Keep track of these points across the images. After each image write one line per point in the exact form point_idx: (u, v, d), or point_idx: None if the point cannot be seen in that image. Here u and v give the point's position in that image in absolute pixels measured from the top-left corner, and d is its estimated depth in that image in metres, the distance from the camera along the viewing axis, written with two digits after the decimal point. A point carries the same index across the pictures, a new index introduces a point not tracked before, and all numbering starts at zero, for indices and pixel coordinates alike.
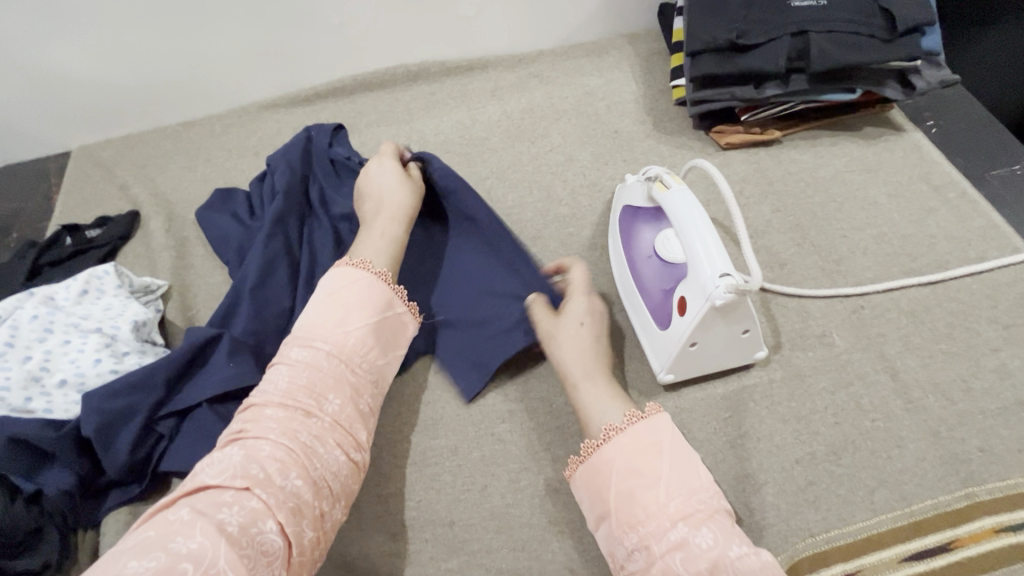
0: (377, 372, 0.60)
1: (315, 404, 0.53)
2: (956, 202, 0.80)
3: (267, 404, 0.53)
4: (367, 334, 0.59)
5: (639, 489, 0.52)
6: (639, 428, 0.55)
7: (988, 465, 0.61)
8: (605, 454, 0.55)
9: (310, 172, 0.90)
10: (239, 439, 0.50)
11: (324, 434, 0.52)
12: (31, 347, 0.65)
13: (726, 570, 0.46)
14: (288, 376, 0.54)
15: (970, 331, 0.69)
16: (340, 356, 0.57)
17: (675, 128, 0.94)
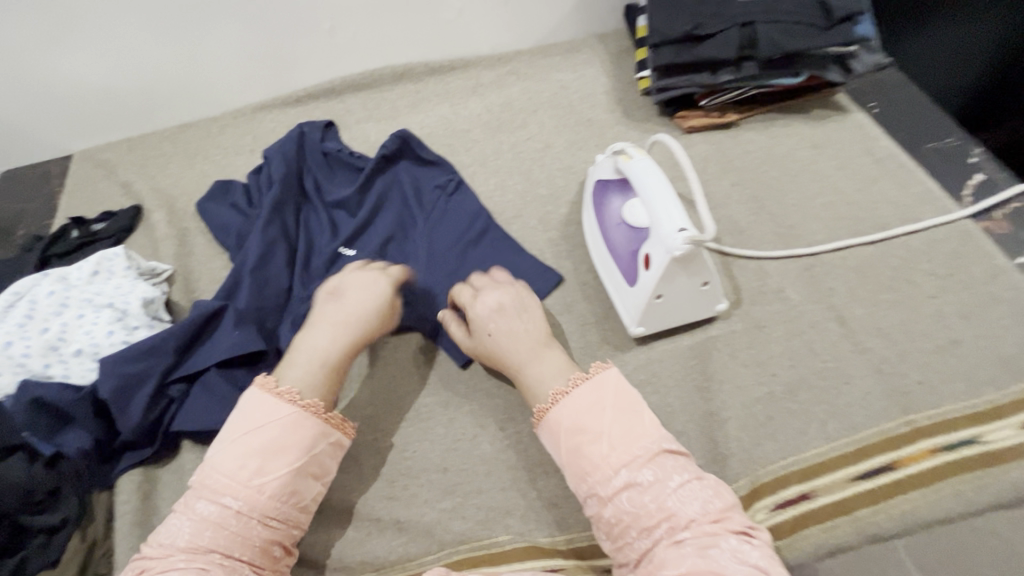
0: (325, 452, 0.61)
1: (255, 495, 0.56)
2: (896, 172, 0.88)
3: (213, 489, 0.56)
4: (311, 424, 0.60)
5: (587, 446, 0.57)
6: (582, 390, 0.61)
7: (926, 395, 0.68)
8: (553, 416, 0.60)
9: (304, 164, 0.96)
10: (191, 513, 0.55)
11: (265, 519, 0.56)
12: (49, 320, 0.70)
13: (668, 501, 0.53)
14: (229, 465, 0.56)
15: (909, 282, 0.77)
16: (280, 453, 0.58)
17: (642, 115, 1.02)
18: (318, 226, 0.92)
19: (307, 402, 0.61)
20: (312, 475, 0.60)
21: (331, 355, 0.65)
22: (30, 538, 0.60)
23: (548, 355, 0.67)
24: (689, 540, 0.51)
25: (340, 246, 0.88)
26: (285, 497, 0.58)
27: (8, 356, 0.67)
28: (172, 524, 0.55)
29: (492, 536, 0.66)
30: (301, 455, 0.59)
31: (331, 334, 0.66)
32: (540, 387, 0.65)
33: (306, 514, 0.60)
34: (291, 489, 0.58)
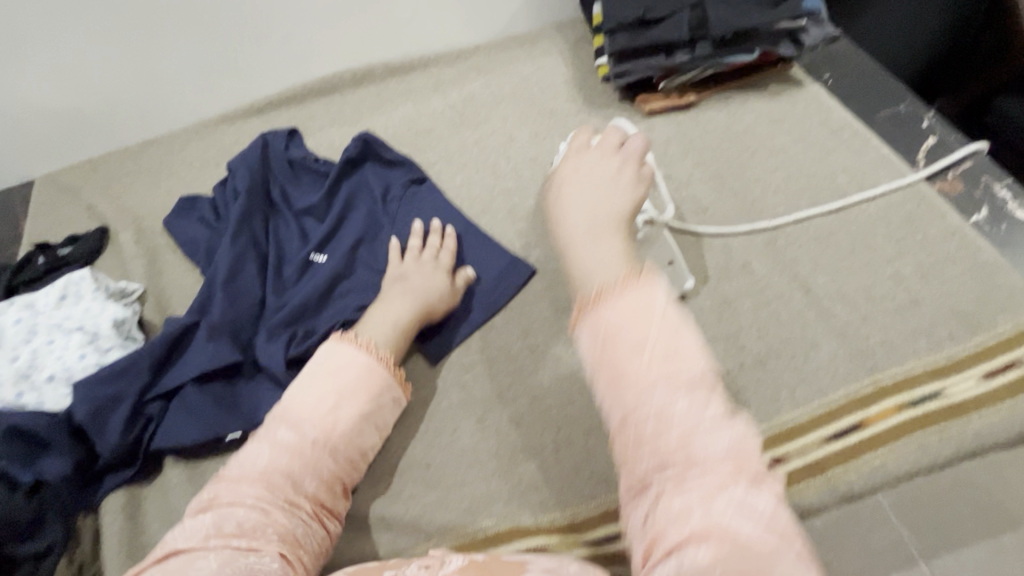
0: (387, 403, 0.68)
1: (331, 427, 0.62)
2: (851, 141, 0.90)
3: (292, 418, 0.62)
4: (382, 371, 0.67)
5: (617, 347, 0.46)
6: (632, 298, 0.47)
7: (889, 355, 0.70)
8: (598, 310, 0.48)
9: (269, 173, 0.95)
10: (270, 438, 0.60)
11: (336, 452, 0.62)
12: (18, 347, 0.70)
13: (693, 444, 0.43)
14: (315, 403, 0.63)
15: (869, 247, 0.79)
16: (354, 394, 0.65)
17: (603, 102, 1.03)
18: (288, 235, 0.91)
19: (343, 399, 0.64)
20: (377, 424, 0.67)
21: (401, 319, 0.74)
22: (22, 563, 0.63)
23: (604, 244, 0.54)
24: (707, 500, 0.41)
25: (311, 253, 0.88)
26: (357, 436, 0.64)
27: None
28: (249, 451, 0.60)
29: (477, 524, 0.68)
30: (367, 397, 0.66)
31: (403, 305, 0.76)
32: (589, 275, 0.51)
33: (366, 456, 0.66)
34: (363, 424, 0.65)
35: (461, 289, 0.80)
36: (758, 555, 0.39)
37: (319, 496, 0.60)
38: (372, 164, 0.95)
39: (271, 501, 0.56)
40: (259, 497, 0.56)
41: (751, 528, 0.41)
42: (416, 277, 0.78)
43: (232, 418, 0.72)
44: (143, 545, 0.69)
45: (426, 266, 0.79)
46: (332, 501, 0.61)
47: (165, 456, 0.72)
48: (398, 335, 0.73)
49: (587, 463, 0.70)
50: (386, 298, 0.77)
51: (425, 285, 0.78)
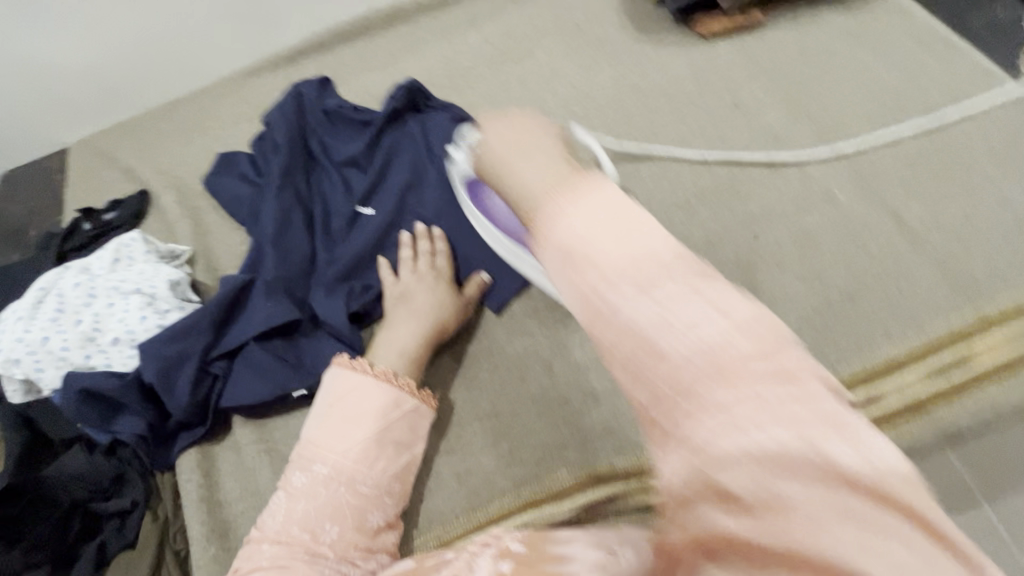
0: (404, 418, 0.63)
1: (342, 459, 0.59)
2: (943, 52, 0.81)
3: (306, 459, 0.59)
4: (388, 387, 0.63)
5: (591, 273, 0.28)
6: (629, 226, 0.29)
7: (995, 285, 0.65)
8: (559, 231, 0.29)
9: (306, 125, 0.91)
10: (288, 487, 0.58)
11: (356, 482, 0.58)
12: (80, 311, 0.69)
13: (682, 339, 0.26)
14: (326, 437, 0.60)
15: (968, 169, 0.72)
16: (360, 420, 0.61)
17: (657, 27, 0.94)
18: (332, 189, 0.88)
19: (349, 426, 0.60)
20: (398, 443, 0.62)
21: (409, 345, 0.68)
22: (107, 522, 0.65)
23: (545, 158, 0.33)
24: (720, 406, 0.25)
25: (357, 206, 0.84)
26: (375, 463, 0.60)
27: (48, 352, 0.66)
28: (275, 504, 0.59)
29: (552, 474, 0.65)
30: (378, 422, 0.61)
31: (408, 330, 0.70)
32: (539, 187, 0.32)
33: (401, 481, 0.62)
34: (379, 447, 0.60)
35: (472, 296, 0.74)
36: (837, 492, 0.23)
37: (347, 538, 0.56)
38: (414, 115, 0.90)
39: (294, 555, 0.54)
40: (281, 557, 0.54)
41: (788, 442, 0.24)
42: (421, 297, 0.72)
43: (296, 374, 0.71)
44: (219, 504, 0.69)
45: (428, 281, 0.73)
46: (369, 539, 0.58)
47: (234, 413, 0.72)
48: (412, 361, 0.68)
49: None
50: (392, 322, 0.71)
51: (431, 302, 0.72)
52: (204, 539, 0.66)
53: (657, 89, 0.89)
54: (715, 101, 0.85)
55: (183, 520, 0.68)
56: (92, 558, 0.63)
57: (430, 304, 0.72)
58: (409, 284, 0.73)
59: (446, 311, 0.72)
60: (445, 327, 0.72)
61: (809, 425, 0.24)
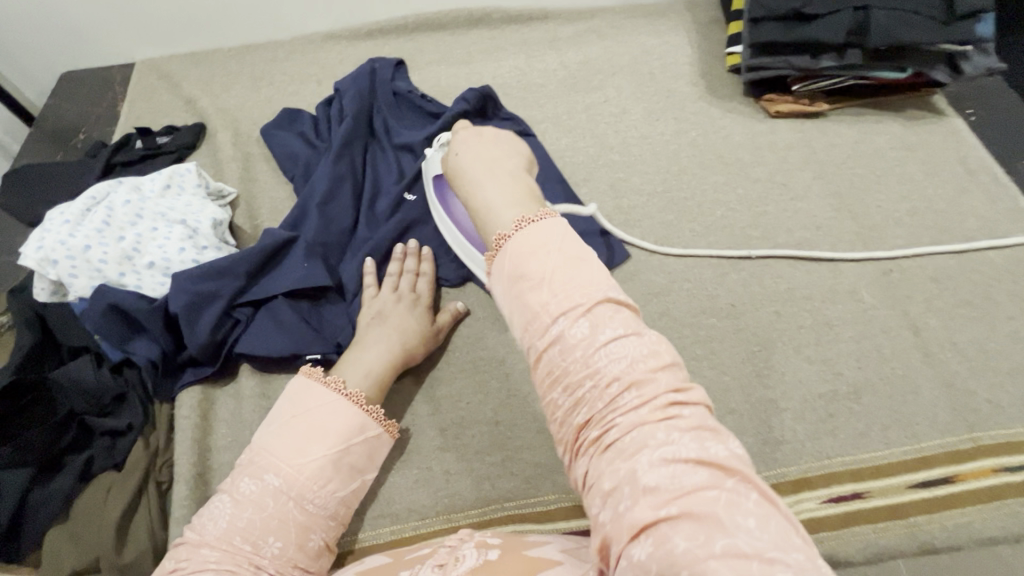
0: (364, 444, 0.64)
1: (297, 474, 0.59)
2: (988, 185, 0.85)
3: (257, 467, 0.59)
4: (358, 410, 0.64)
5: (538, 310, 0.40)
6: (556, 252, 0.41)
7: (995, 415, 0.67)
8: (525, 270, 0.41)
9: (375, 102, 0.94)
10: (234, 493, 0.57)
11: (304, 499, 0.59)
12: (123, 229, 0.70)
13: (579, 332, 0.38)
14: (281, 448, 0.60)
15: (990, 300, 0.75)
16: (322, 439, 0.61)
17: (726, 93, 0.98)
18: (385, 167, 0.90)
19: (314, 440, 0.61)
20: (353, 467, 0.63)
21: (376, 368, 0.68)
22: (98, 437, 0.65)
23: (522, 201, 0.45)
24: (652, 480, 0.33)
25: (405, 190, 0.86)
26: (327, 485, 0.60)
27: (86, 262, 0.67)
28: (215, 507, 0.57)
29: (539, 494, 0.66)
30: (340, 443, 0.62)
31: (378, 354, 0.69)
32: (507, 226, 0.44)
33: (345, 506, 0.63)
34: (335, 470, 0.61)
35: (445, 325, 0.76)
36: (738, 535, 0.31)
37: (288, 554, 0.57)
38: (480, 120, 0.93)
39: (236, 560, 0.54)
40: (223, 561, 0.54)
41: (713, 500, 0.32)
42: (397, 319, 0.73)
43: (315, 338, 0.72)
44: (210, 448, 0.69)
45: (405, 302, 0.74)
46: (307, 558, 0.59)
47: (245, 362, 0.72)
48: (383, 381, 0.69)
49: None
50: (363, 341, 0.71)
51: (405, 326, 0.73)
52: (188, 478, 0.66)
53: (714, 152, 0.92)
54: (768, 176, 0.89)
55: (171, 454, 0.69)
56: (77, 470, 0.62)
57: (406, 329, 0.72)
58: (382, 304, 0.74)
59: (421, 340, 0.73)
60: (414, 355, 0.72)
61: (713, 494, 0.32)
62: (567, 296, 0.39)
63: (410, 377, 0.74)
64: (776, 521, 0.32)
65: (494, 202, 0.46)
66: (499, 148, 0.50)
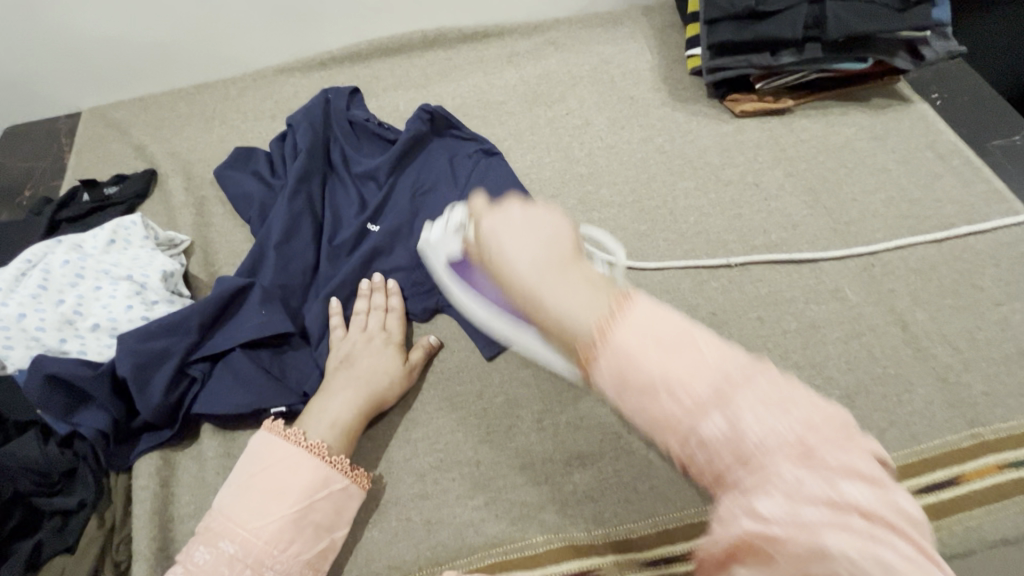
0: (330, 499, 0.61)
1: (252, 539, 0.57)
2: (960, 169, 0.84)
3: (213, 534, 0.58)
4: (320, 463, 0.61)
5: (627, 364, 0.36)
6: (637, 319, 0.37)
7: (993, 408, 0.65)
8: (612, 341, 0.36)
9: (331, 134, 0.91)
10: (188, 564, 0.56)
11: (263, 565, 0.57)
12: (63, 291, 0.66)
13: (684, 395, 0.34)
14: (237, 511, 0.58)
15: (976, 288, 0.73)
16: (281, 498, 0.59)
17: (689, 95, 0.96)
18: (345, 200, 0.87)
19: (271, 500, 0.59)
20: (319, 525, 0.60)
21: (342, 416, 0.65)
22: (47, 519, 0.60)
23: (575, 281, 0.41)
24: (768, 501, 0.32)
25: (367, 222, 0.83)
26: (287, 547, 0.58)
27: (22, 330, 0.62)
28: None
29: (526, 536, 0.62)
30: (301, 501, 0.59)
31: (346, 400, 0.66)
32: (580, 315, 0.39)
33: (314, 568, 0.59)
34: (296, 530, 0.58)
35: (418, 364, 0.72)
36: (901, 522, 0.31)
37: None
38: (442, 143, 0.90)
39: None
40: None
41: (857, 559, 0.29)
42: (365, 362, 0.70)
43: (279, 389, 0.67)
44: (171, 519, 0.64)
45: (374, 343, 0.71)
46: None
47: (206, 421, 0.68)
48: (351, 432, 0.65)
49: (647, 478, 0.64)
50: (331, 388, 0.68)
51: (374, 368, 0.69)
52: (147, 555, 0.61)
53: (683, 156, 0.90)
54: (738, 178, 0.87)
55: (129, 530, 0.64)
56: (26, 555, 0.57)
57: (375, 372, 0.69)
58: (348, 346, 0.71)
59: (395, 384, 0.70)
60: (386, 398, 0.69)
61: (856, 530, 0.30)
62: (638, 334, 0.36)
63: (383, 420, 0.70)
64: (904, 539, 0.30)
65: (552, 287, 0.41)
66: (530, 224, 0.45)
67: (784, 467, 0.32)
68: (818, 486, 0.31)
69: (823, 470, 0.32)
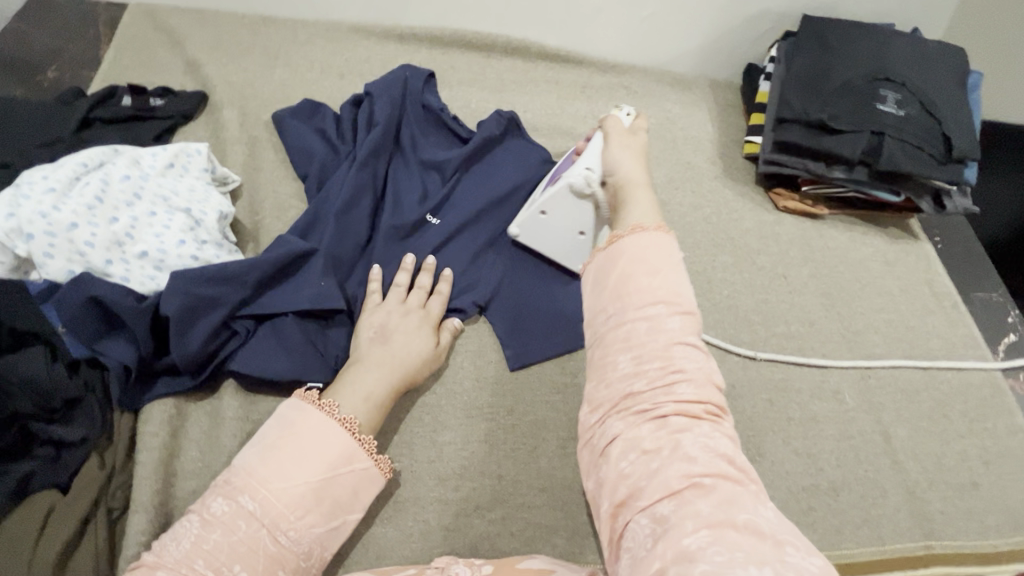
0: (353, 475, 0.58)
1: (272, 499, 0.53)
2: (949, 310, 0.94)
3: (232, 487, 0.54)
4: (350, 435, 0.58)
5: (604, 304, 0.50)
6: (652, 271, 0.49)
7: (946, 526, 0.75)
8: (630, 275, 0.49)
9: (404, 113, 0.89)
10: (203, 512, 0.53)
11: (278, 529, 0.53)
12: (118, 208, 0.62)
13: (664, 336, 0.46)
14: (259, 467, 0.55)
15: (948, 417, 0.83)
16: (307, 464, 0.55)
17: (740, 177, 1.03)
18: (407, 184, 0.84)
19: (297, 463, 0.55)
20: (337, 501, 0.57)
21: (376, 393, 0.63)
22: (39, 448, 0.54)
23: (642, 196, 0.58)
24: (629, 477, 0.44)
25: (426, 213, 0.81)
26: (304, 516, 0.54)
27: (67, 240, 0.58)
28: (182, 528, 0.53)
29: (538, 558, 0.64)
30: (325, 471, 0.56)
31: (379, 375, 0.64)
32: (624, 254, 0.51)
33: (322, 546, 0.56)
34: (316, 500, 0.55)
35: (445, 346, 0.72)
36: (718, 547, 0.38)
37: None
38: (512, 152, 0.90)
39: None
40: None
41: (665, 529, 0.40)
42: (400, 339, 0.68)
43: (318, 362, 0.66)
44: (175, 473, 0.60)
45: (411, 322, 0.70)
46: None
47: (233, 378, 0.65)
48: (381, 409, 0.63)
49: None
50: (362, 360, 0.66)
51: (408, 347, 0.68)
52: (147, 507, 0.57)
53: (725, 232, 0.96)
54: (770, 265, 0.94)
55: (130, 474, 0.60)
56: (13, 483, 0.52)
57: (407, 350, 0.68)
58: (390, 320, 0.69)
59: (423, 367, 0.69)
60: (414, 381, 0.68)
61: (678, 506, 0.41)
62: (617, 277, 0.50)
63: (412, 415, 0.70)
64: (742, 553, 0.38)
65: (641, 226, 0.52)
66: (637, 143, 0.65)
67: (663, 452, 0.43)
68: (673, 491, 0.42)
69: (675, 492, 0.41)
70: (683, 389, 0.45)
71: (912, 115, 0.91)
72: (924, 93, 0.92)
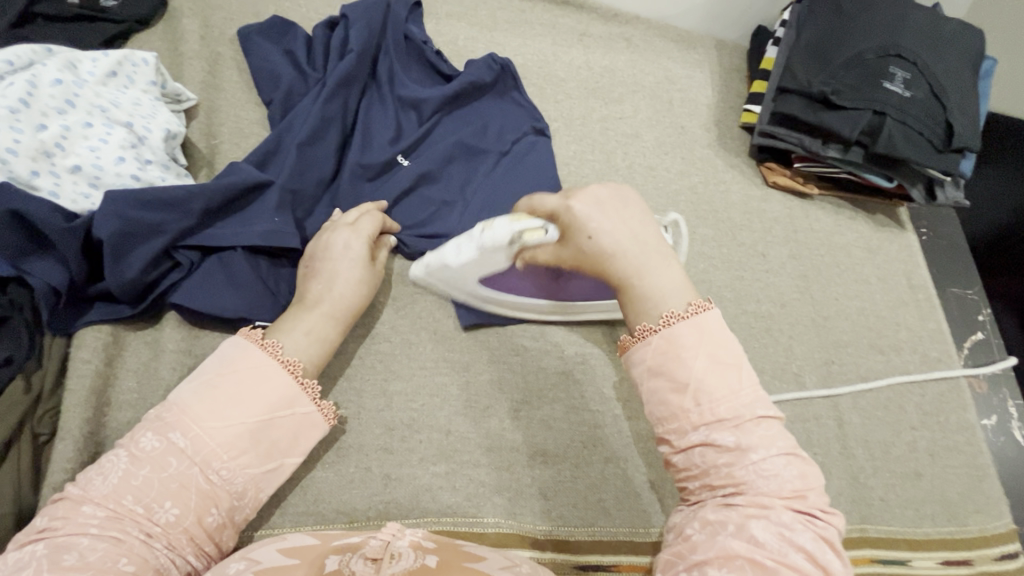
0: (294, 419, 0.56)
1: (205, 438, 0.51)
2: (923, 302, 0.93)
3: (164, 423, 0.51)
4: (292, 380, 0.56)
5: (684, 360, 0.48)
6: (699, 324, 0.50)
7: (883, 513, 0.76)
8: (672, 344, 0.49)
9: (382, 42, 0.82)
10: (132, 447, 0.50)
11: (210, 468, 0.51)
12: (47, 116, 0.59)
13: (709, 406, 0.47)
14: (194, 405, 0.52)
15: (903, 409, 0.83)
16: (245, 404, 0.53)
17: (733, 147, 0.99)
18: (378, 121, 0.78)
19: (237, 403, 0.52)
20: (276, 444, 0.54)
21: (318, 329, 0.60)
22: None
23: (630, 222, 0.54)
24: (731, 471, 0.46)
25: (397, 153, 0.76)
26: (239, 457, 0.52)
27: None
28: (109, 463, 0.50)
29: (479, 515, 0.63)
30: (264, 414, 0.54)
31: (316, 309, 0.61)
32: (667, 295, 0.52)
33: (258, 488, 0.54)
34: (253, 442, 0.53)
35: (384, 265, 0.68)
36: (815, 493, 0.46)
37: (184, 526, 0.49)
38: (495, 96, 0.84)
39: (123, 526, 0.47)
40: (107, 525, 0.46)
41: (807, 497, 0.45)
42: (336, 265, 0.64)
43: (262, 300, 0.62)
44: (109, 403, 0.59)
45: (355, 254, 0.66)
46: (203, 537, 0.50)
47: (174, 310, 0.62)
48: (325, 354, 0.60)
49: (599, 491, 0.66)
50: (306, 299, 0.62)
51: (348, 278, 0.64)
52: (76, 435, 0.56)
53: (710, 204, 0.93)
54: (750, 243, 0.91)
55: (58, 401, 0.58)
56: None
57: (345, 279, 0.64)
58: (337, 247, 0.65)
59: (362, 296, 0.65)
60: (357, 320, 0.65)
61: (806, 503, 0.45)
62: (693, 360, 0.48)
63: (362, 363, 0.68)
64: (825, 536, 0.44)
65: (616, 240, 0.53)
66: (620, 212, 0.54)
67: (750, 450, 0.46)
68: (793, 531, 0.43)
69: (787, 508, 0.44)
70: (727, 401, 0.47)
71: (918, 97, 0.86)
72: (933, 75, 0.87)
